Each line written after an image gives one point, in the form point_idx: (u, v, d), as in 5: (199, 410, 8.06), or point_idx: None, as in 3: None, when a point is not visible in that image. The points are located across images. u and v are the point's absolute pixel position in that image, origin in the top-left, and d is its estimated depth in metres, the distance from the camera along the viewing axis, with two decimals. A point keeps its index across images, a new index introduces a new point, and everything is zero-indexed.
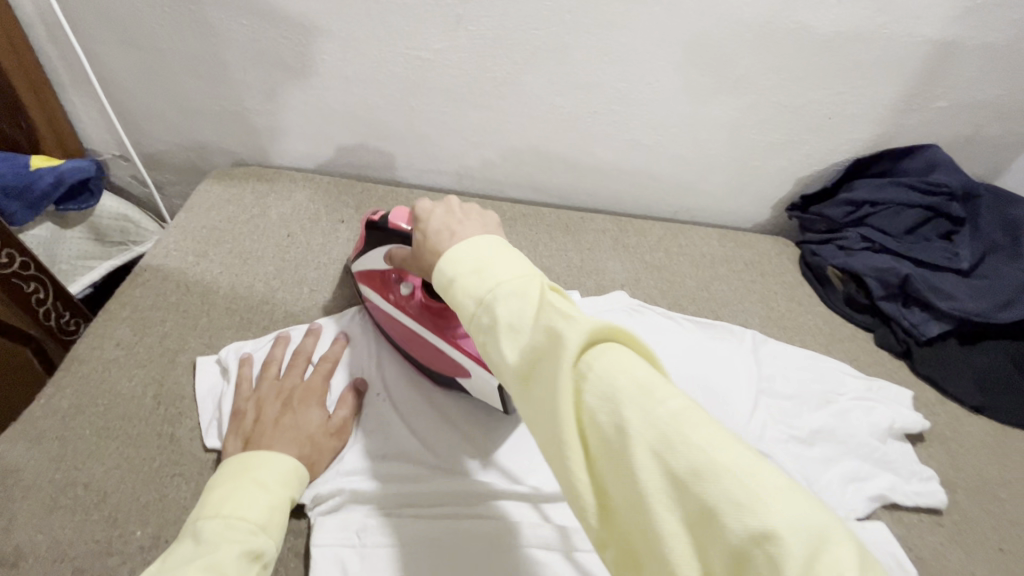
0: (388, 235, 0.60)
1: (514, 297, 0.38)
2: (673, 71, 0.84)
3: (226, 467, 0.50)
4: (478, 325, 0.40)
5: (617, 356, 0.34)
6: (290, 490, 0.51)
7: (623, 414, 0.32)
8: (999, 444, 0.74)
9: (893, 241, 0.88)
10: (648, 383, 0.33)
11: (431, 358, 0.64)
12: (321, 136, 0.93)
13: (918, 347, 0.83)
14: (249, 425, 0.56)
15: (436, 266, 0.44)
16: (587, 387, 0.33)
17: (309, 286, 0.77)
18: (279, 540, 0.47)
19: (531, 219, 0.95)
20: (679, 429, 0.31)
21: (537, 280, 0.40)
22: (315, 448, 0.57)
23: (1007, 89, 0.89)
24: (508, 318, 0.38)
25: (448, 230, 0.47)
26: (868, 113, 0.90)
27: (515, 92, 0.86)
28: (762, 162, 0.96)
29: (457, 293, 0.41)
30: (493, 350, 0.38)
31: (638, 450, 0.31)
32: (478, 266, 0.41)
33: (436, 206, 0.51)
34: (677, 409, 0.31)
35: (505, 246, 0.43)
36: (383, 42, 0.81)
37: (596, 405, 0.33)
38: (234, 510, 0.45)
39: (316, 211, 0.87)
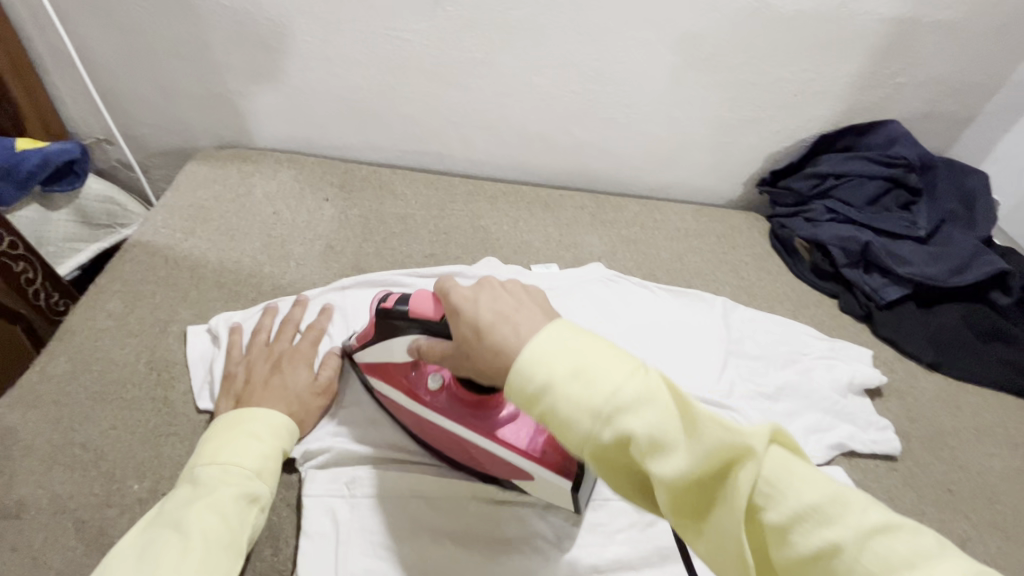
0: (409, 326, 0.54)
1: (649, 409, 0.36)
2: (644, 49, 0.87)
3: (219, 421, 0.53)
4: (605, 444, 0.37)
5: (792, 466, 0.34)
6: (282, 440, 0.54)
7: (819, 535, 0.33)
8: (951, 397, 0.79)
9: (855, 211, 0.93)
10: (831, 491, 0.34)
11: (479, 459, 0.57)
12: (304, 118, 0.94)
13: (879, 310, 0.88)
14: (240, 386, 0.58)
15: (513, 372, 0.40)
16: (769, 507, 0.34)
17: (295, 261, 0.79)
18: (272, 484, 0.51)
19: (511, 197, 0.97)
20: (887, 544, 0.31)
21: (660, 381, 0.38)
22: (304, 407, 0.59)
23: (960, 65, 0.93)
24: (652, 436, 0.36)
25: (506, 320, 0.44)
26: (831, 90, 0.94)
27: (494, 72, 0.89)
28: (733, 139, 1.00)
29: (561, 403, 0.38)
30: (639, 464, 0.37)
31: (848, 572, 0.31)
32: (577, 367, 0.39)
33: (477, 294, 0.47)
34: (877, 523, 0.32)
35: (595, 342, 0.40)
36: (363, 23, 0.83)
37: (783, 525, 0.33)
38: (229, 458, 0.49)
39: (301, 190, 0.89)
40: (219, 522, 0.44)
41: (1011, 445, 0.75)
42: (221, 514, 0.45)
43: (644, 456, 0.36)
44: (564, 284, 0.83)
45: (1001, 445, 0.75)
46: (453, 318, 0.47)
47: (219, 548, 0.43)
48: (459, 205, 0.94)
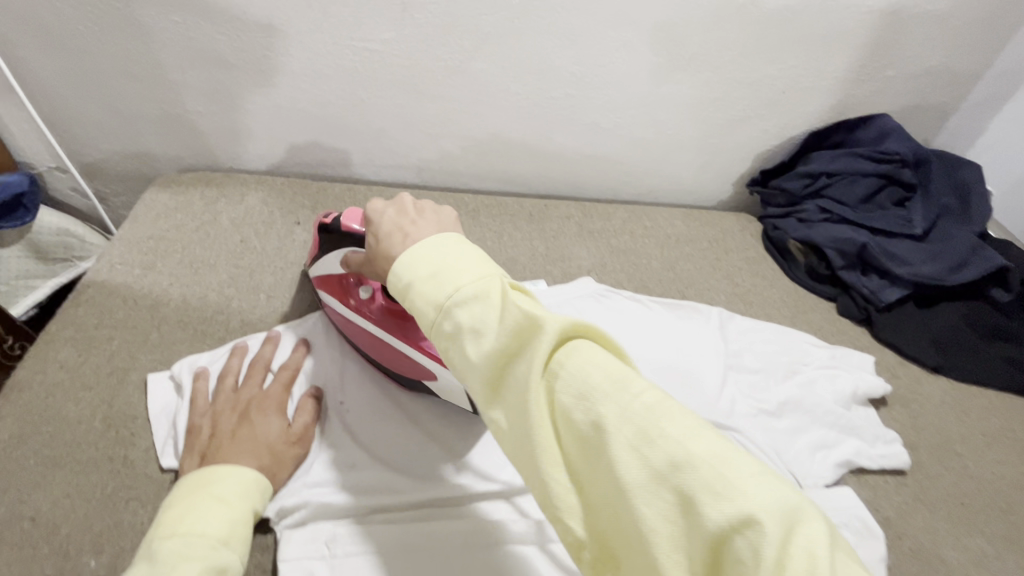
0: (344, 238, 0.59)
1: (479, 302, 0.39)
2: (627, 52, 0.83)
3: (181, 486, 0.48)
4: (442, 331, 0.40)
5: (587, 353, 0.36)
6: (251, 501, 0.49)
7: (597, 411, 0.34)
8: (957, 401, 0.77)
9: (850, 210, 0.90)
10: (618, 376, 0.35)
11: (392, 361, 0.62)
12: (272, 136, 0.89)
13: (878, 313, 0.85)
14: (205, 441, 0.54)
15: (392, 270, 0.44)
16: (559, 385, 0.35)
17: (265, 292, 0.74)
18: (243, 553, 0.46)
19: (494, 210, 0.93)
20: (652, 420, 0.32)
21: (497, 280, 0.40)
22: (276, 459, 0.55)
23: (948, 55, 0.91)
24: (471, 321, 0.39)
25: (400, 232, 0.48)
26: (820, 86, 0.91)
27: (470, 80, 0.84)
28: (720, 139, 0.96)
29: (418, 298, 0.42)
30: (461, 353, 0.39)
31: (616, 445, 0.32)
32: (433, 270, 0.42)
33: (388, 207, 0.52)
34: (650, 401, 0.33)
35: (461, 243, 0.44)
36: (329, 35, 0.78)
37: (567, 404, 0.35)
38: (191, 528, 0.44)
39: (270, 214, 0.84)
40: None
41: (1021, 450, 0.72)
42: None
43: (465, 343, 0.39)
44: (553, 302, 0.79)
45: (1010, 450, 0.72)
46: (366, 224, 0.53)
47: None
48: None
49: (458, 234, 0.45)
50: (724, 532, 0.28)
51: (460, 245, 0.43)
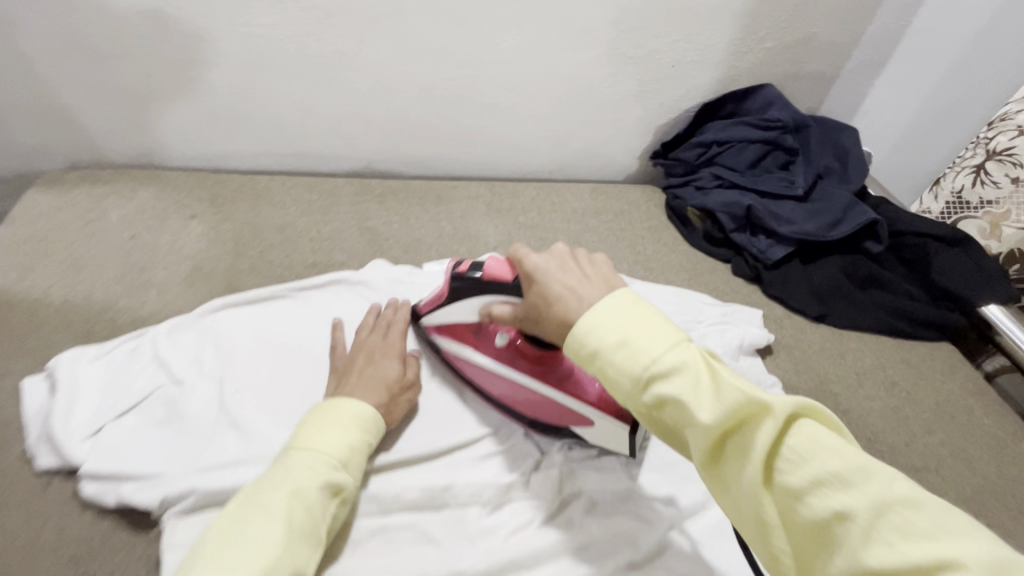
0: (485, 288, 0.58)
1: (682, 373, 0.40)
2: (516, 30, 0.84)
3: (314, 411, 0.56)
4: (644, 404, 0.42)
5: (813, 435, 0.37)
6: (370, 433, 0.56)
7: (836, 498, 0.35)
8: (835, 346, 0.84)
9: (739, 176, 0.95)
10: (861, 463, 0.35)
11: (538, 408, 0.64)
12: (162, 129, 0.86)
13: (766, 270, 0.91)
14: (339, 375, 0.62)
15: (571, 336, 0.45)
16: (789, 469, 0.37)
17: (156, 288, 0.72)
18: (355, 476, 0.54)
19: (401, 193, 0.94)
20: (907, 516, 0.32)
21: (698, 352, 0.42)
22: (391, 400, 0.61)
23: (822, 26, 0.97)
24: (679, 396, 0.40)
25: (574, 293, 0.47)
26: (708, 58, 0.95)
27: (364, 63, 0.84)
28: (621, 113, 1.00)
29: (609, 367, 0.43)
30: (674, 425, 0.42)
31: (862, 540, 0.33)
32: (623, 337, 0.43)
33: (548, 262, 0.51)
34: (902, 496, 0.33)
35: (645, 307, 0.44)
36: (208, 21, 0.75)
37: (800, 487, 0.36)
38: (319, 444, 0.52)
39: (162, 208, 0.81)
40: (311, 509, 0.48)
41: (890, 386, 0.79)
42: (310, 502, 0.48)
43: (675, 415, 0.41)
44: None
45: (880, 387, 0.79)
46: (530, 280, 0.52)
47: (309, 534, 0.47)
48: (344, 207, 0.89)
49: (633, 293, 0.45)
50: None
51: (643, 308, 0.44)
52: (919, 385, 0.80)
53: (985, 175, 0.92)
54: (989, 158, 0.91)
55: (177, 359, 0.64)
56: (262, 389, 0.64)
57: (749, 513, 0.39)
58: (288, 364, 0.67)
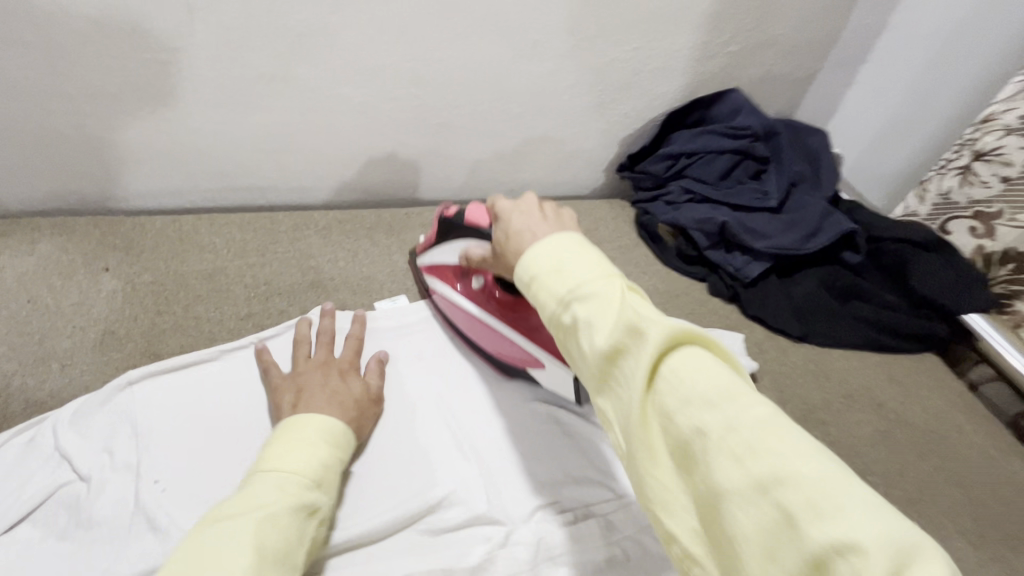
0: (467, 231, 0.65)
1: (595, 298, 0.41)
2: (464, 44, 0.77)
3: (281, 425, 0.52)
4: (563, 324, 0.43)
5: (694, 360, 0.36)
6: (338, 449, 0.53)
7: (700, 419, 0.34)
8: (819, 367, 0.80)
9: (710, 189, 0.90)
10: (729, 386, 0.35)
11: (499, 350, 0.69)
12: (65, 171, 0.75)
13: (744, 289, 0.86)
14: (294, 390, 0.58)
15: (518, 264, 0.48)
16: (663, 387, 0.36)
17: (60, 361, 0.63)
18: (330, 495, 0.50)
19: (348, 224, 0.85)
20: (756, 432, 0.32)
21: (616, 280, 0.42)
22: (361, 412, 0.59)
23: (788, 27, 0.92)
24: (587, 317, 0.41)
25: (530, 231, 0.51)
26: (670, 65, 0.89)
27: (294, 86, 0.75)
28: (583, 127, 0.93)
29: (542, 291, 0.45)
30: (577, 345, 0.42)
31: (714, 455, 0.33)
32: (558, 266, 0.45)
33: (517, 207, 0.55)
34: (756, 415, 0.33)
35: (583, 244, 0.46)
36: (104, 48, 0.65)
37: (669, 404, 0.36)
38: (286, 463, 0.47)
39: (66, 262, 0.71)
40: (285, 534, 0.42)
41: (877, 409, 0.75)
42: (286, 526, 0.43)
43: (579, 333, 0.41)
44: (414, 323, 0.75)
45: (867, 410, 0.75)
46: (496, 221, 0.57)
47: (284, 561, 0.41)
48: (284, 245, 0.80)
49: (583, 240, 0.46)
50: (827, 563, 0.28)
51: (585, 248, 0.46)
52: (906, 404, 0.76)
53: (973, 175, 0.87)
54: (977, 158, 0.86)
55: (83, 448, 0.55)
56: (186, 478, 0.55)
57: (622, 428, 0.39)
58: (220, 443, 0.58)
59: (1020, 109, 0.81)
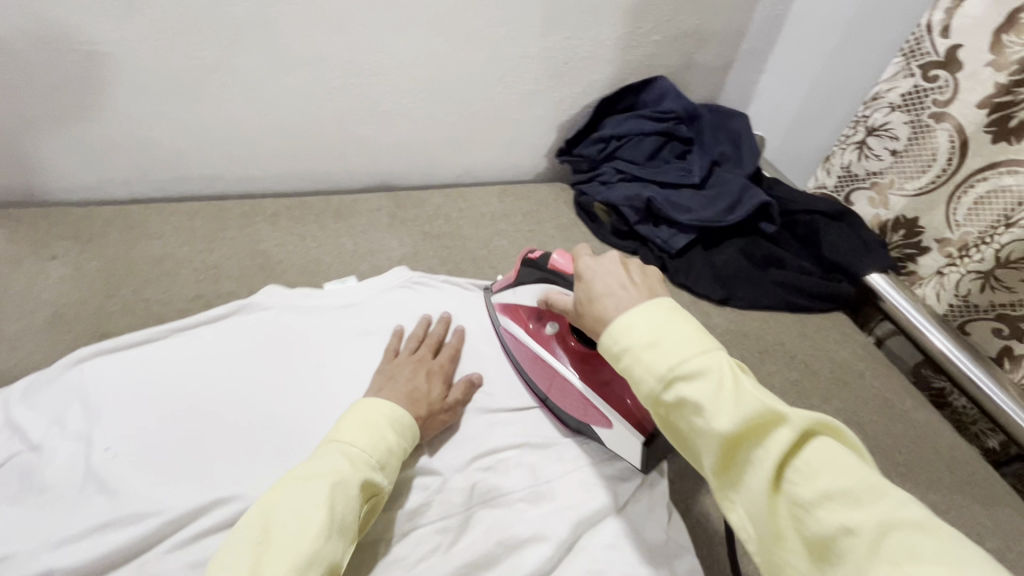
0: (546, 274, 0.67)
1: (704, 378, 0.42)
2: (398, 35, 0.81)
3: (352, 409, 0.59)
4: (662, 402, 0.44)
5: (828, 451, 0.38)
6: (404, 438, 0.58)
7: (847, 517, 0.35)
8: (738, 327, 0.87)
9: (639, 168, 0.97)
10: (871, 482, 0.36)
11: (562, 396, 0.69)
12: (8, 166, 0.77)
13: (671, 259, 0.93)
14: (387, 380, 0.65)
15: (607, 331, 0.49)
16: (799, 481, 0.38)
17: (9, 343, 0.66)
18: (391, 479, 0.56)
19: (297, 211, 0.89)
20: (909, 535, 0.33)
21: (724, 359, 0.43)
22: (431, 417, 0.63)
23: (705, 17, 0.99)
24: (698, 399, 0.42)
25: (613, 297, 0.52)
26: (599, 54, 0.96)
27: (236, 77, 0.78)
28: (520, 114, 0.99)
29: (636, 367, 0.45)
30: (694, 430, 0.43)
31: (868, 556, 0.33)
32: (652, 338, 0.45)
33: (600, 265, 0.56)
34: (907, 515, 0.33)
35: (674, 307, 0.47)
36: (42, 42, 0.67)
37: (806, 499, 0.37)
38: (351, 441, 0.54)
39: (15, 252, 0.73)
40: (350, 504, 0.49)
41: (789, 360, 0.83)
42: (351, 494, 0.50)
43: (695, 418, 0.42)
44: (361, 298, 0.79)
45: (780, 362, 0.83)
46: (578, 275, 0.58)
47: (348, 528, 0.49)
48: (233, 231, 0.83)
49: (671, 305, 0.47)
50: None
51: (674, 316, 0.46)
52: (815, 356, 0.85)
53: (869, 149, 0.94)
54: (870, 134, 0.93)
55: (36, 422, 0.58)
56: (136, 442, 0.57)
57: (754, 520, 0.40)
58: (169, 410, 0.60)
59: (901, 88, 0.87)
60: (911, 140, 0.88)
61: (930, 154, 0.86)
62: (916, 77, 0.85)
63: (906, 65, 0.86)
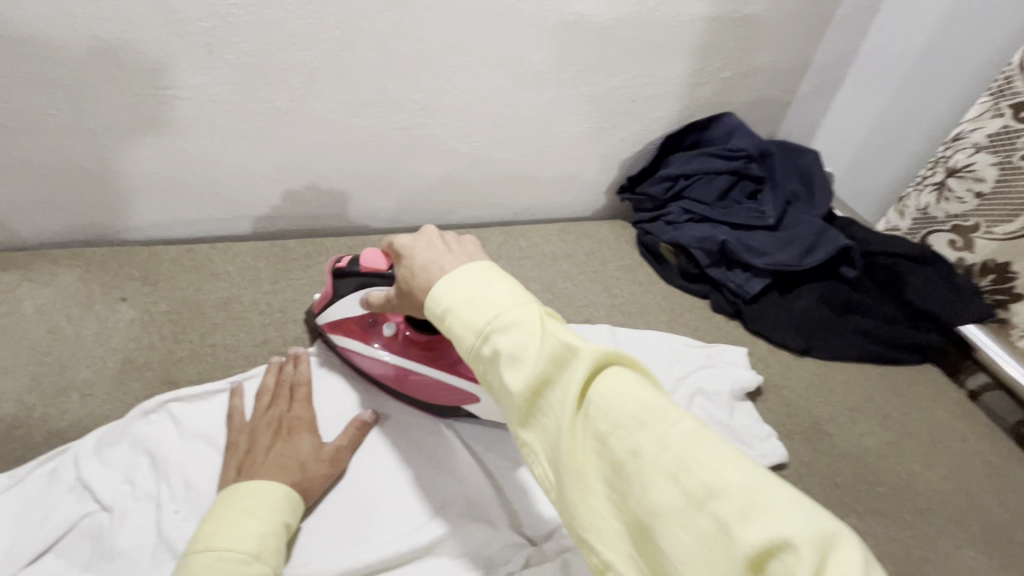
0: (365, 279, 0.60)
1: (517, 328, 0.39)
2: (469, 75, 0.80)
3: (218, 501, 0.51)
4: (481, 357, 0.41)
5: (624, 379, 0.36)
6: (282, 516, 0.51)
7: (629, 437, 0.34)
8: (825, 382, 0.82)
9: (710, 209, 0.93)
10: (654, 404, 0.35)
11: (435, 394, 0.65)
12: (70, 208, 0.74)
13: (746, 304, 0.89)
14: (242, 455, 0.56)
15: (429, 298, 0.44)
16: (594, 413, 0.35)
17: (80, 390, 0.64)
18: (277, 563, 0.47)
19: (360, 251, 0.87)
20: (682, 446, 0.32)
21: (534, 308, 0.41)
22: (307, 476, 0.56)
23: (776, 55, 0.97)
24: (510, 349, 0.39)
25: (436, 263, 0.46)
26: (665, 92, 0.93)
27: (308, 120, 0.77)
28: (585, 151, 0.97)
29: (458, 325, 0.42)
30: (500, 380, 0.39)
31: (649, 472, 0.32)
32: (472, 296, 0.42)
33: (417, 240, 0.51)
34: (682, 431, 0.33)
35: (493, 272, 0.44)
36: (123, 84, 0.66)
37: (600, 425, 0.35)
38: (225, 543, 0.46)
39: (86, 293, 0.73)
40: None
41: (881, 419, 0.78)
42: None
43: (504, 368, 0.39)
44: None
45: (873, 422, 0.78)
46: (398, 259, 0.52)
47: None
48: (297, 273, 0.82)
49: (494, 267, 0.44)
50: (765, 562, 0.27)
51: (495, 277, 0.43)
52: (910, 416, 0.79)
53: (948, 191, 0.89)
54: (950, 175, 0.88)
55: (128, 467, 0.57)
56: None
57: (557, 463, 0.36)
58: None
59: (987, 128, 0.83)
60: (998, 184, 0.83)
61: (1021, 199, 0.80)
62: (1005, 117, 0.80)
63: (994, 105, 0.82)
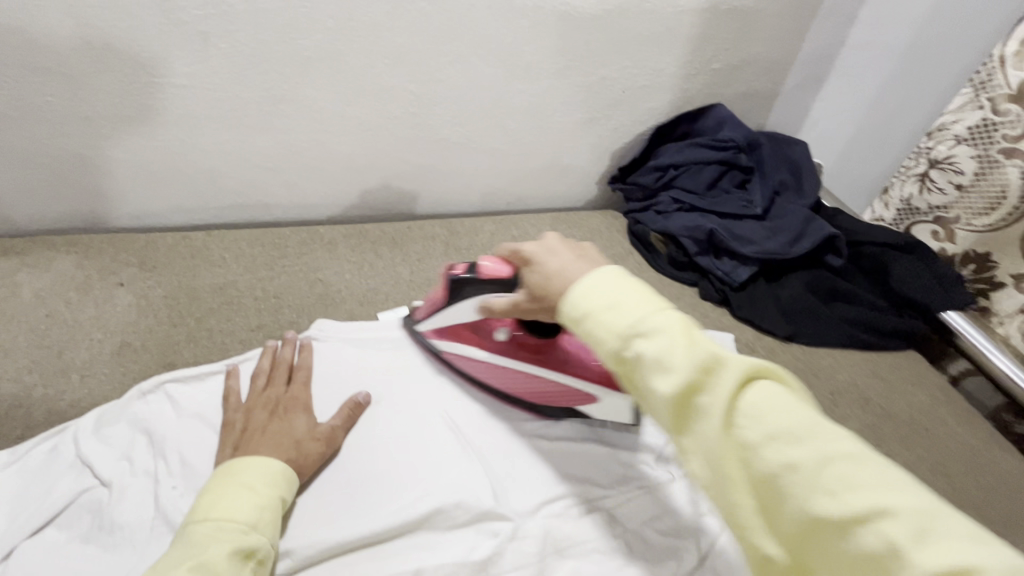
0: (483, 287, 0.61)
1: (662, 335, 0.40)
2: (461, 65, 0.81)
3: (215, 475, 0.52)
4: (624, 359, 0.42)
5: (773, 394, 0.38)
6: (279, 490, 0.53)
7: (786, 452, 0.36)
8: (808, 367, 0.84)
9: (699, 199, 0.95)
10: (810, 422, 0.37)
11: (548, 396, 0.68)
12: (67, 194, 0.75)
13: (733, 292, 0.90)
14: (237, 434, 0.58)
15: (565, 300, 0.46)
16: (744, 424, 0.38)
17: (79, 371, 0.66)
18: (271, 534, 0.50)
19: (354, 239, 0.88)
20: (845, 466, 0.34)
21: (675, 317, 0.42)
22: (301, 454, 0.57)
23: (765, 47, 0.98)
24: (655, 355, 0.40)
25: (567, 270, 0.49)
26: (656, 83, 0.94)
27: (301, 109, 0.78)
28: (577, 142, 0.98)
29: (598, 328, 0.44)
30: (644, 385, 0.41)
31: (813, 485, 0.35)
32: (610, 301, 0.44)
33: (544, 248, 0.53)
34: (842, 450, 0.35)
35: (623, 276, 0.45)
36: (119, 72, 0.67)
37: (753, 437, 0.37)
38: (226, 513, 0.48)
39: (85, 278, 0.74)
40: None
41: (862, 403, 0.80)
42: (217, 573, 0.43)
43: (648, 374, 0.40)
44: None
45: (854, 406, 0.80)
46: (529, 267, 0.54)
47: None
48: (292, 259, 0.83)
49: (623, 272, 0.46)
50: None
51: (628, 280, 0.45)
52: (891, 399, 0.82)
53: (930, 182, 0.90)
54: (932, 166, 0.89)
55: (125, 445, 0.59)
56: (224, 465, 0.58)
57: (705, 465, 0.39)
58: None
59: (968, 120, 0.85)
60: (977, 176, 0.84)
61: (999, 191, 0.82)
62: (984, 109, 0.82)
63: (974, 97, 0.84)
